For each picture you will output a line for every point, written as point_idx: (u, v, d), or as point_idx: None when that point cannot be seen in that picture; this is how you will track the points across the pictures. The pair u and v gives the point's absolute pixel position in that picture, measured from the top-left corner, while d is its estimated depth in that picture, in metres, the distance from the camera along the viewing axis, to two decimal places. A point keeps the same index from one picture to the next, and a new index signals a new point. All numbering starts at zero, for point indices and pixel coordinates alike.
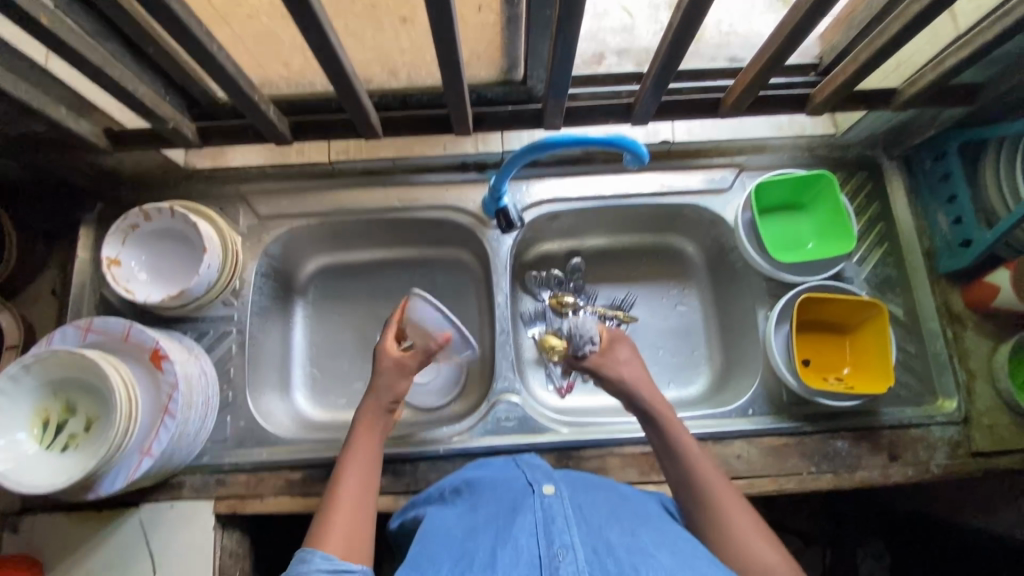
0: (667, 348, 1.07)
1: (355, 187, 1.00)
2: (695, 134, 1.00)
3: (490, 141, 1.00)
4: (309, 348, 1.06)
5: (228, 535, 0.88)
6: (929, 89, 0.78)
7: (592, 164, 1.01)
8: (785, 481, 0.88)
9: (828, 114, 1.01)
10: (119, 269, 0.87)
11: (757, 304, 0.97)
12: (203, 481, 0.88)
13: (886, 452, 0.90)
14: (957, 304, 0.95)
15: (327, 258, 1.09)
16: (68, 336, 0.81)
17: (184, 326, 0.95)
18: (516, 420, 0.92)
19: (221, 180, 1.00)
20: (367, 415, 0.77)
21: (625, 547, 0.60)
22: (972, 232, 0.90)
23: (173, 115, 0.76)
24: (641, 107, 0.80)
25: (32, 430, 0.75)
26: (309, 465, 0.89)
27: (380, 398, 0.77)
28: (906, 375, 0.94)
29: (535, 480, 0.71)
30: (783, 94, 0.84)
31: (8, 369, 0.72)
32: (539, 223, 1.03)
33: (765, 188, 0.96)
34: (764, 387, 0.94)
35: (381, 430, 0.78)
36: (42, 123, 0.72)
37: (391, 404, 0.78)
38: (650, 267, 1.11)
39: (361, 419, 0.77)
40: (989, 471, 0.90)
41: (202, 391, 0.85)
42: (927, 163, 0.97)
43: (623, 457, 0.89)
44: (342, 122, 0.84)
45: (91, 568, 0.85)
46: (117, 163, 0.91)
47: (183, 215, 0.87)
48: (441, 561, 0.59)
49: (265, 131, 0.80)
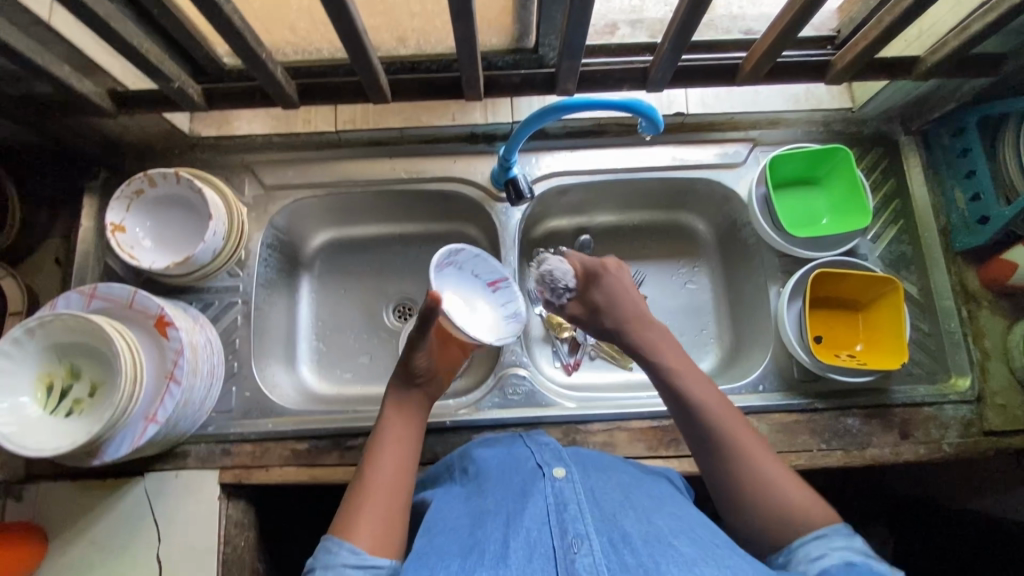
0: (676, 326, 1.05)
1: (362, 158, 0.99)
2: (710, 106, 0.98)
3: (500, 110, 0.98)
4: (314, 322, 1.05)
5: (233, 505, 0.88)
6: (953, 56, 0.76)
7: (603, 137, 0.99)
8: (796, 458, 0.87)
9: (845, 87, 0.99)
10: (123, 235, 0.85)
11: (769, 280, 0.96)
12: (208, 451, 0.88)
13: (898, 430, 0.89)
14: (972, 282, 0.94)
15: (333, 231, 1.08)
16: (72, 302, 0.80)
17: (189, 296, 0.94)
18: (524, 394, 0.91)
19: (226, 150, 0.99)
20: (397, 396, 0.76)
21: (642, 535, 0.58)
22: (990, 208, 0.88)
23: (179, 75, 0.74)
24: (658, 72, 0.78)
25: (36, 394, 0.74)
26: (315, 436, 0.89)
27: (408, 378, 0.76)
28: (919, 353, 0.93)
29: (544, 461, 0.69)
30: (802, 61, 0.82)
31: (12, 332, 0.72)
32: (548, 197, 1.01)
33: (779, 162, 0.94)
34: (775, 363, 0.92)
35: (414, 412, 0.75)
36: (46, 81, 0.71)
37: (420, 384, 0.76)
38: (659, 244, 1.10)
39: (392, 401, 0.75)
40: (1003, 451, 0.89)
41: (208, 358, 0.84)
42: (945, 138, 0.95)
43: (631, 432, 0.88)
44: (351, 87, 0.82)
45: (94, 537, 0.84)
46: (122, 129, 0.90)
47: (189, 180, 0.86)
48: (451, 553, 0.57)
49: (274, 94, 0.78)
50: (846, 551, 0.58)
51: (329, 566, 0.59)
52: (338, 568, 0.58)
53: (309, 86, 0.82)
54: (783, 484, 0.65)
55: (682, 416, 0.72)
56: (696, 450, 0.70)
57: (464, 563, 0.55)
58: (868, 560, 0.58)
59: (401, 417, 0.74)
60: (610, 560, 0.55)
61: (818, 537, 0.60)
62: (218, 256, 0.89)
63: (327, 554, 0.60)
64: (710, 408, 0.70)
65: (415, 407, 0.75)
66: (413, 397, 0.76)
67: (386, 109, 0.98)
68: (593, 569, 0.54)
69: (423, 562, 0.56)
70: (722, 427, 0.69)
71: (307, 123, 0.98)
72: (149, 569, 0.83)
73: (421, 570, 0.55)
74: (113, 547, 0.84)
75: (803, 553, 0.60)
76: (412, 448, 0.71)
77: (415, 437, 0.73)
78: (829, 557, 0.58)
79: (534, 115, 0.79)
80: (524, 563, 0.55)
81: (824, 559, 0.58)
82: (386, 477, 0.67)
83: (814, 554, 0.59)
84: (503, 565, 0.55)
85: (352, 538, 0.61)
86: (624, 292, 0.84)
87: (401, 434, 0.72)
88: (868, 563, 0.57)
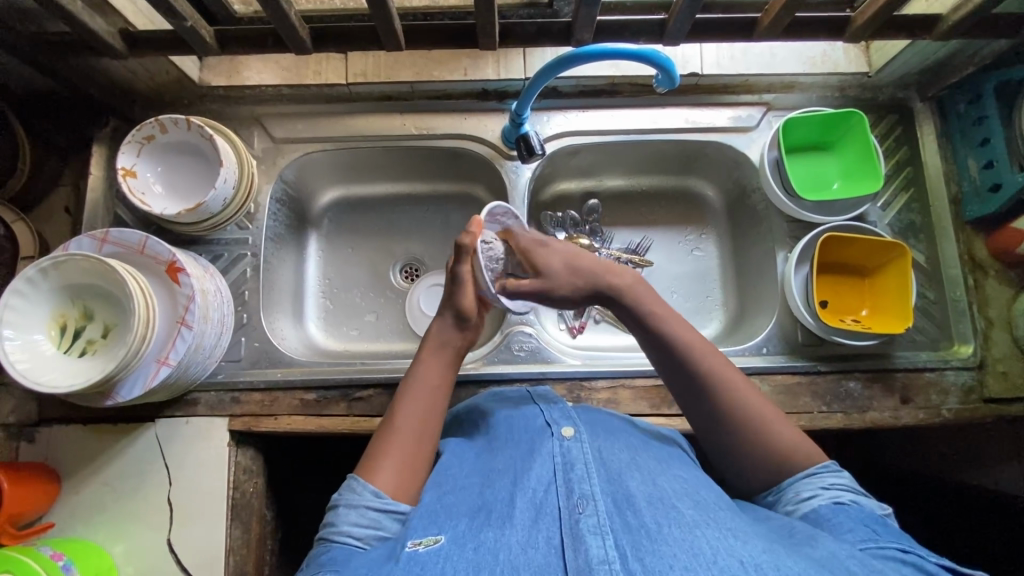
0: (681, 293, 1.06)
1: (371, 113, 0.98)
2: (725, 68, 0.95)
3: (513, 66, 0.96)
4: (322, 280, 1.06)
5: (242, 452, 0.89)
6: (976, 13, 0.75)
7: (616, 96, 0.98)
8: (797, 418, 0.88)
9: (863, 50, 0.97)
10: (134, 180, 0.86)
11: (777, 246, 0.96)
12: (218, 399, 0.89)
13: (898, 394, 0.90)
14: (980, 251, 0.94)
15: (342, 189, 1.07)
16: (84, 245, 0.81)
17: (199, 248, 0.94)
18: (529, 351, 0.92)
19: (236, 101, 0.98)
20: (430, 342, 0.74)
21: (647, 497, 0.55)
22: (1003, 176, 0.88)
23: (192, 14, 0.74)
24: (676, 23, 0.77)
25: (50, 332, 0.75)
26: (322, 387, 0.90)
27: (442, 326, 0.75)
28: (923, 320, 0.93)
29: (553, 420, 0.67)
30: (822, 17, 0.81)
31: (26, 272, 0.73)
32: (558, 157, 1.01)
33: (795, 125, 0.94)
34: (779, 327, 0.93)
35: (448, 359, 0.74)
36: (57, 16, 0.70)
37: (458, 336, 0.75)
38: (668, 211, 1.10)
39: (425, 345, 0.74)
40: (1002, 418, 0.90)
41: (219, 308, 0.85)
42: (962, 106, 0.94)
43: (635, 390, 0.90)
44: (365, 34, 0.81)
45: (106, 479, 0.86)
46: (133, 76, 0.89)
47: (200, 128, 0.85)
48: (460, 513, 0.57)
49: (288, 39, 0.77)
50: (834, 491, 0.58)
51: (352, 505, 0.59)
52: (361, 508, 0.59)
53: (323, 32, 0.80)
54: (749, 402, 0.65)
55: (697, 402, 0.67)
56: (701, 424, 0.67)
57: (471, 524, 0.55)
58: (856, 497, 0.57)
59: (435, 361, 0.73)
60: (614, 520, 0.53)
61: (807, 479, 0.60)
62: (229, 205, 0.89)
63: (351, 493, 0.60)
64: (726, 386, 0.66)
65: (449, 355, 0.74)
66: (450, 343, 0.74)
67: (398, 62, 0.96)
68: (597, 530, 0.52)
69: (432, 521, 0.56)
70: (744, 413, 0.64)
71: (317, 74, 0.96)
72: (158, 511, 0.85)
73: (428, 531, 0.55)
74: (124, 489, 0.86)
75: (792, 495, 0.60)
76: (445, 397, 0.71)
77: (448, 386, 0.72)
78: (818, 497, 0.58)
79: (549, 67, 0.78)
80: (529, 525, 0.53)
81: (812, 499, 0.58)
82: (414, 421, 0.67)
83: (803, 496, 0.58)
84: (508, 526, 0.54)
85: (374, 479, 0.62)
86: (575, 265, 0.75)
87: (435, 382, 0.71)
88: (856, 501, 0.57)
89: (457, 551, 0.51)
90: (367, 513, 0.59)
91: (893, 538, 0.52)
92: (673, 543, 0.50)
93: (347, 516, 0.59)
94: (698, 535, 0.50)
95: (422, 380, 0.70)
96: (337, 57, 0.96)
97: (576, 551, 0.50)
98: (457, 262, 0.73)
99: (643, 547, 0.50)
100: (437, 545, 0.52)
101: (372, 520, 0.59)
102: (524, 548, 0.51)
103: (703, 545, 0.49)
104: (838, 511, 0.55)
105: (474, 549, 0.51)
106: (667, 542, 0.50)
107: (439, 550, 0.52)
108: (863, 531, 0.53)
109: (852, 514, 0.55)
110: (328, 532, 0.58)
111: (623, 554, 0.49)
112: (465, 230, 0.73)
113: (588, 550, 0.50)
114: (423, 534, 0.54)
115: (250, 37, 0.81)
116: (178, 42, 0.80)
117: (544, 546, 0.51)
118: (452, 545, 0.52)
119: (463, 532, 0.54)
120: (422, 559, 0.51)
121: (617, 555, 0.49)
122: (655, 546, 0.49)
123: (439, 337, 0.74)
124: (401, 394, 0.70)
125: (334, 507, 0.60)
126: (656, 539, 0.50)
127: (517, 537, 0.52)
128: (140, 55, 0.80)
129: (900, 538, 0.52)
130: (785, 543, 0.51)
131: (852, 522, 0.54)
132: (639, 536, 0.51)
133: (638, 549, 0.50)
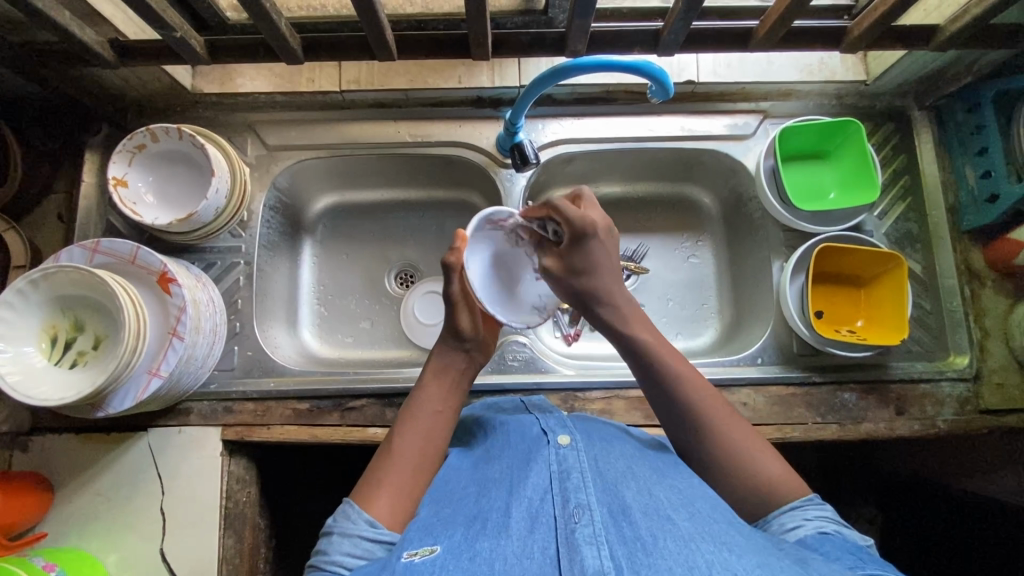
0: (677, 300, 1.05)
1: (366, 120, 0.98)
2: (721, 76, 0.95)
3: (508, 73, 0.95)
4: (317, 287, 1.05)
5: (235, 461, 0.89)
6: (973, 26, 0.75)
7: (612, 105, 0.97)
8: (791, 429, 0.87)
9: (860, 59, 0.97)
10: (125, 190, 0.86)
11: (773, 254, 0.96)
12: (211, 408, 0.89)
13: (894, 405, 0.90)
14: (977, 262, 0.93)
15: (336, 196, 1.07)
16: (75, 255, 0.81)
17: (192, 255, 0.93)
18: (523, 361, 0.92)
19: (230, 108, 0.97)
20: (437, 362, 0.75)
21: (642, 508, 0.55)
22: (1000, 186, 0.87)
23: (181, 24, 0.73)
24: (670, 34, 0.76)
25: (40, 344, 0.75)
26: (316, 396, 0.90)
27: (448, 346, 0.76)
28: (920, 331, 0.93)
29: (550, 430, 0.66)
30: (818, 28, 0.80)
31: (16, 284, 0.72)
32: (553, 164, 1.00)
33: (790, 134, 0.93)
34: (775, 337, 0.93)
35: (452, 384, 0.73)
36: (45, 26, 0.70)
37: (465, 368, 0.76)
38: (663, 218, 1.09)
39: (433, 365, 0.75)
40: (996, 430, 0.90)
41: (211, 317, 0.85)
42: (959, 114, 0.94)
43: (629, 401, 0.89)
44: (357, 44, 0.80)
45: (99, 488, 0.86)
46: (125, 83, 0.89)
47: (191, 137, 0.85)
48: (456, 522, 0.56)
49: (278, 48, 0.77)
50: (818, 521, 0.58)
51: (346, 534, 0.58)
52: (354, 538, 0.58)
53: (315, 42, 0.80)
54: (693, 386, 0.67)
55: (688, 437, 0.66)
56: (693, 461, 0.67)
57: (467, 533, 0.54)
58: (837, 527, 0.57)
59: (438, 385, 0.72)
60: (610, 531, 0.52)
61: (793, 511, 0.59)
62: (221, 215, 0.88)
63: (346, 521, 0.59)
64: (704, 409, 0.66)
65: (454, 379, 0.74)
66: (453, 368, 0.74)
67: (392, 69, 0.95)
68: (593, 541, 0.51)
69: (428, 533, 0.56)
70: (732, 446, 0.64)
71: (311, 81, 0.95)
72: (152, 522, 0.85)
73: (425, 541, 0.54)
74: (117, 498, 0.85)
75: (778, 526, 0.59)
76: (447, 425, 0.70)
77: (453, 412, 0.72)
78: (803, 528, 0.57)
79: (543, 77, 0.78)
80: (525, 534, 0.53)
81: (797, 530, 0.57)
82: (414, 452, 0.66)
83: (789, 526, 0.58)
84: (504, 536, 0.53)
85: (371, 508, 0.60)
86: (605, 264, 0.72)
87: (437, 409, 0.70)
88: (839, 531, 0.57)
89: (453, 560, 0.51)
90: (361, 543, 0.57)
91: (880, 564, 0.52)
92: (668, 557, 0.49)
93: (340, 546, 0.57)
94: (693, 549, 0.49)
95: (425, 406, 0.70)
96: (330, 64, 0.95)
97: (571, 561, 0.49)
98: (447, 281, 0.76)
99: (639, 560, 0.49)
100: (433, 555, 0.52)
101: (365, 550, 0.57)
102: (519, 558, 0.50)
103: (698, 559, 0.48)
104: (825, 539, 0.55)
105: (470, 559, 0.51)
106: (662, 556, 0.49)
107: (435, 560, 0.51)
108: (850, 558, 0.53)
109: (838, 543, 0.55)
110: (318, 561, 0.57)
111: (618, 565, 0.49)
112: (451, 246, 0.77)
113: (583, 560, 0.49)
114: (419, 544, 0.54)
115: (243, 47, 0.80)
116: (169, 52, 0.80)
117: (539, 556, 0.50)
118: (448, 555, 0.52)
119: (459, 541, 0.53)
120: (417, 568, 0.50)
121: (612, 565, 0.48)
122: (650, 559, 0.49)
123: (444, 365, 0.74)
124: (403, 420, 0.69)
125: (328, 535, 0.59)
126: (651, 553, 0.49)
127: (513, 547, 0.51)
128: (131, 64, 0.80)
129: (885, 566, 0.52)
130: (779, 558, 0.50)
131: (839, 550, 0.54)
132: (634, 549, 0.50)
133: (633, 561, 0.49)
